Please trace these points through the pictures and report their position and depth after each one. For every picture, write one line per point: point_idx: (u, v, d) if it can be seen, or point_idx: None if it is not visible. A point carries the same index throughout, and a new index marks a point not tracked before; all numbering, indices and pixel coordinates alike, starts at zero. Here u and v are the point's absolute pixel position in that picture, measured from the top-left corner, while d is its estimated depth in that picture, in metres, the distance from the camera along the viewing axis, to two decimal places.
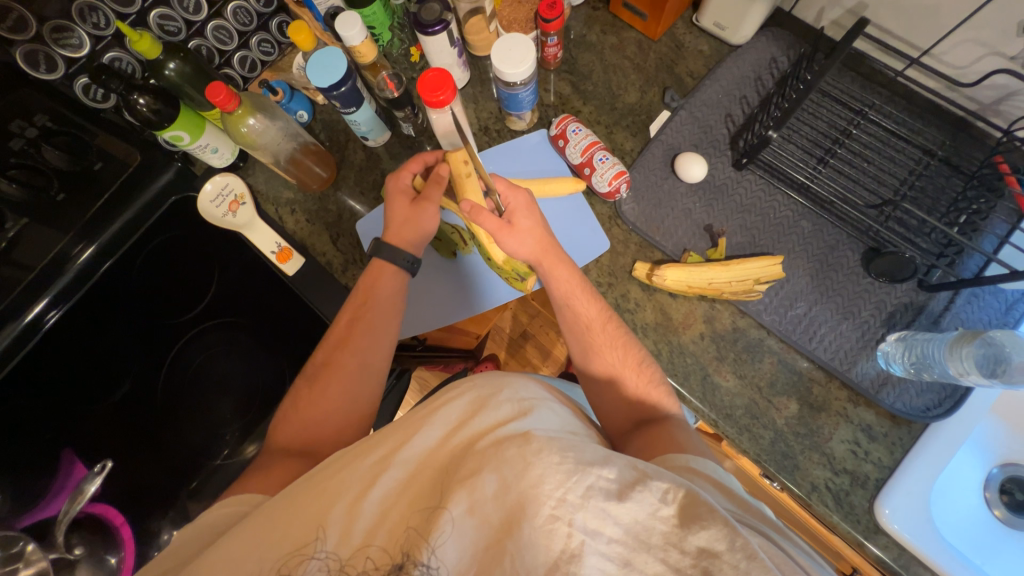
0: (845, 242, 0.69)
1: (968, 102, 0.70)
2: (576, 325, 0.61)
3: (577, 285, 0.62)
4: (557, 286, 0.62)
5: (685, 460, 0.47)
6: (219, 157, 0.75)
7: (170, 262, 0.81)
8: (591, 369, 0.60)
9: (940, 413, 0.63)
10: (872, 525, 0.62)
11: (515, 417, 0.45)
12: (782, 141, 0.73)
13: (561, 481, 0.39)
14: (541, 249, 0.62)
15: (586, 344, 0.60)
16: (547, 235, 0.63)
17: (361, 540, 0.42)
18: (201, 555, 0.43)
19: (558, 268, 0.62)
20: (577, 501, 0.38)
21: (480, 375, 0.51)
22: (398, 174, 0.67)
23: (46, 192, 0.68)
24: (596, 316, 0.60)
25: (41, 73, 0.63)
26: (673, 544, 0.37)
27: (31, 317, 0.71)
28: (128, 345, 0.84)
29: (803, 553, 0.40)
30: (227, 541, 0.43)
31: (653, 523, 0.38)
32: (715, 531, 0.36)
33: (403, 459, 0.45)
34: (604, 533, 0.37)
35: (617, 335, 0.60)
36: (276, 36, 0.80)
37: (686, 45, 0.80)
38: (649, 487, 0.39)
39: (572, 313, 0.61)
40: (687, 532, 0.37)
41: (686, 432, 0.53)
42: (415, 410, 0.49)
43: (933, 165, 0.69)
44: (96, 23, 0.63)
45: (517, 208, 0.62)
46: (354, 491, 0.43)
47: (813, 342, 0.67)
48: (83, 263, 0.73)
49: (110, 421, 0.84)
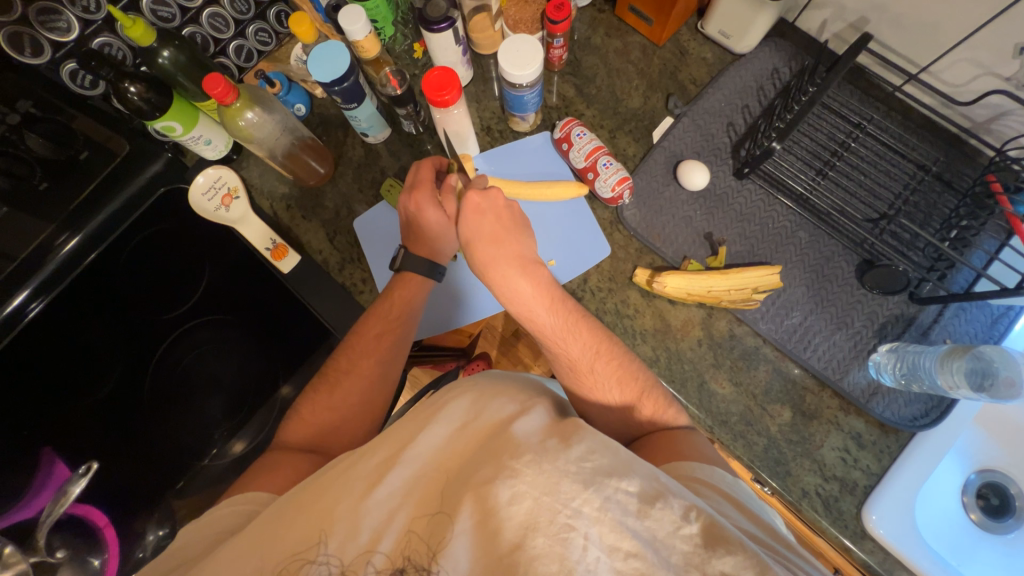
0: (840, 254, 0.71)
1: (961, 120, 0.71)
2: (564, 362, 0.58)
3: (555, 318, 0.58)
4: (536, 326, 0.59)
5: (692, 469, 0.47)
6: (212, 149, 0.73)
7: (160, 255, 0.79)
8: (585, 397, 0.57)
9: (926, 422, 0.65)
10: (859, 530, 0.64)
11: (518, 415, 0.45)
12: (783, 152, 0.73)
13: (577, 492, 0.39)
14: (503, 274, 0.59)
15: (575, 382, 0.58)
16: (495, 248, 0.60)
17: (366, 542, 0.41)
18: (209, 555, 0.43)
19: (520, 287, 0.58)
20: (594, 514, 0.38)
21: (486, 378, 0.51)
22: (412, 196, 0.63)
23: (28, 181, 0.65)
24: (578, 353, 0.57)
25: (26, 57, 0.60)
26: (694, 565, 0.37)
27: (13, 307, 0.68)
28: (116, 340, 0.81)
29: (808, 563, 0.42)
30: (230, 548, 0.43)
31: (673, 542, 0.38)
32: (741, 558, 0.37)
33: (409, 457, 0.44)
34: (621, 548, 0.37)
35: (608, 365, 0.57)
36: (273, 26, 0.78)
37: (690, 52, 0.80)
38: (670, 504, 0.39)
39: (557, 348, 0.58)
40: (712, 555, 0.37)
41: (693, 438, 0.52)
42: (421, 409, 0.49)
43: (927, 181, 0.71)
44: (85, 7, 0.61)
45: (470, 219, 0.61)
46: (357, 492, 0.43)
47: (807, 350, 0.68)
48: (66, 255, 0.70)
49: (91, 420, 0.81)
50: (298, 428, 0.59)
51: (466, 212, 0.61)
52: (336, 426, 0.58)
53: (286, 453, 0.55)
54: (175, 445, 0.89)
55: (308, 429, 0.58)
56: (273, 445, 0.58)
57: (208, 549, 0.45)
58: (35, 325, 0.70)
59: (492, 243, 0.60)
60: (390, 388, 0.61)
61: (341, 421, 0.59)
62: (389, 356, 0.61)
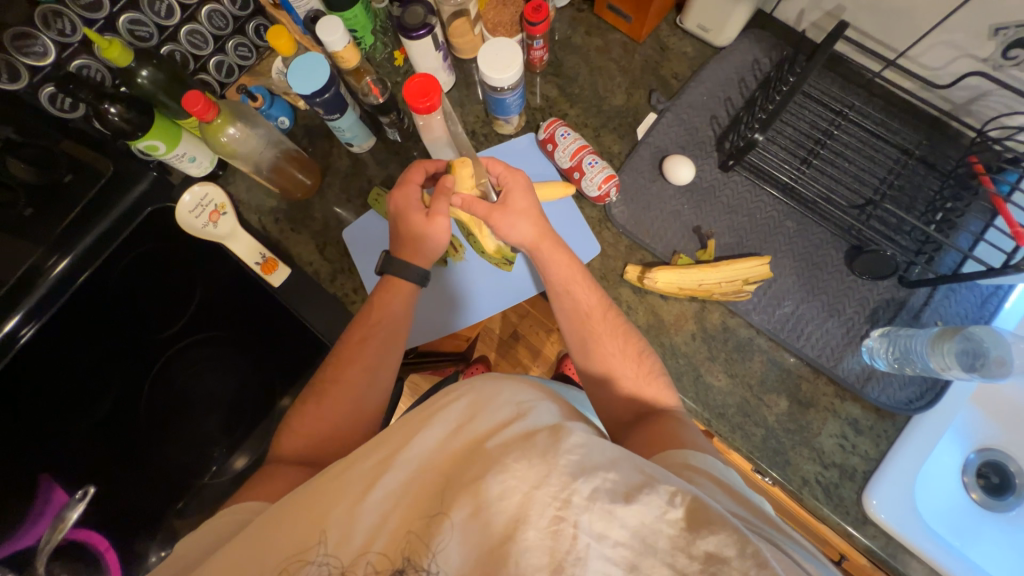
0: (829, 241, 0.71)
1: (941, 102, 0.72)
2: (575, 313, 0.61)
3: (577, 272, 0.62)
4: (557, 279, 0.62)
5: (685, 456, 0.48)
6: (197, 167, 0.73)
7: (151, 274, 0.78)
8: (592, 362, 0.60)
9: (922, 405, 0.65)
10: (860, 516, 0.64)
11: (516, 419, 0.46)
12: (767, 143, 0.74)
13: (565, 483, 0.40)
14: (541, 239, 0.62)
15: (586, 337, 0.60)
16: (542, 242, 0.62)
17: (362, 544, 0.42)
18: (204, 566, 0.43)
19: (555, 252, 0.62)
20: (584, 503, 0.39)
21: (482, 376, 0.51)
22: (395, 196, 0.64)
23: (13, 207, 0.65)
24: (596, 304, 0.61)
25: (2, 83, 0.59)
26: (680, 548, 0.38)
27: (4, 333, 0.67)
28: (108, 359, 0.80)
29: (800, 552, 0.41)
30: (222, 556, 0.42)
31: (659, 527, 0.39)
32: (723, 536, 0.37)
33: (406, 458, 0.45)
34: (609, 536, 0.38)
35: (616, 324, 0.60)
36: (253, 40, 0.78)
37: (670, 47, 0.80)
38: (656, 490, 0.40)
39: (583, 326, 0.60)
40: (696, 537, 0.38)
41: (684, 425, 0.54)
42: (417, 411, 0.49)
43: (910, 164, 0.71)
44: (60, 30, 0.60)
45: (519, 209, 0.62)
46: (353, 494, 0.43)
47: (801, 339, 0.69)
48: (56, 277, 0.69)
49: (90, 445, 0.80)
50: (290, 440, 0.58)
51: (512, 185, 0.63)
52: (330, 436, 0.58)
53: (282, 466, 0.55)
54: (170, 463, 0.89)
55: (300, 440, 0.58)
56: (269, 459, 0.58)
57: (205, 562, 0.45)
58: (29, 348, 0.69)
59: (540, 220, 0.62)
60: (382, 394, 0.61)
61: (337, 432, 0.58)
62: (382, 365, 0.61)
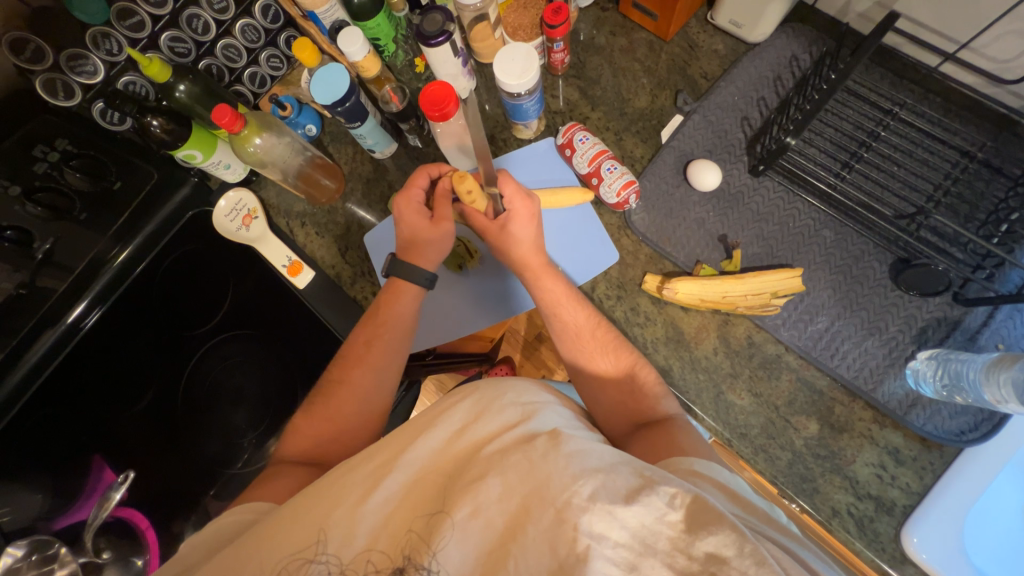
0: (871, 253, 0.65)
1: (1012, 99, 0.64)
2: (565, 333, 0.61)
3: (564, 295, 0.62)
4: (542, 300, 0.62)
5: (689, 463, 0.47)
6: (232, 173, 0.77)
7: (188, 275, 0.84)
8: (584, 374, 0.60)
9: (975, 437, 0.59)
10: (898, 554, 0.59)
11: (520, 421, 0.46)
12: (803, 146, 0.69)
13: (567, 484, 0.40)
14: (529, 266, 0.62)
15: (576, 352, 0.61)
16: (527, 271, 0.63)
17: (365, 543, 0.43)
18: (216, 553, 0.45)
19: (544, 280, 0.62)
20: (583, 504, 0.38)
21: (487, 380, 0.52)
22: (400, 205, 0.64)
23: (69, 212, 0.69)
24: (584, 323, 0.61)
25: (60, 100, 0.66)
26: (679, 550, 0.36)
27: (74, 317, 0.74)
28: (152, 354, 0.84)
29: (813, 559, 0.41)
30: (235, 546, 0.45)
31: (659, 528, 0.37)
32: (722, 537, 0.35)
33: (407, 462, 0.46)
34: (609, 537, 0.37)
35: (606, 340, 0.60)
36: (284, 51, 0.81)
37: (700, 44, 0.76)
38: (656, 492, 0.39)
39: (573, 343, 0.61)
40: (695, 538, 0.36)
41: (687, 433, 0.52)
42: (423, 413, 0.50)
43: (971, 167, 0.64)
44: (109, 50, 0.66)
45: (516, 228, 0.62)
46: (356, 495, 0.44)
47: (835, 358, 0.63)
48: (120, 265, 0.76)
49: (135, 432, 0.85)
50: (304, 439, 0.60)
51: (513, 219, 0.62)
52: (342, 435, 0.60)
53: (295, 465, 0.57)
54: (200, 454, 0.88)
55: (312, 439, 0.60)
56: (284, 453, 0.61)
57: (220, 548, 0.47)
58: (92, 333, 0.76)
59: (536, 253, 0.63)
60: (388, 397, 0.63)
61: (350, 430, 0.61)
62: (393, 366, 0.63)
